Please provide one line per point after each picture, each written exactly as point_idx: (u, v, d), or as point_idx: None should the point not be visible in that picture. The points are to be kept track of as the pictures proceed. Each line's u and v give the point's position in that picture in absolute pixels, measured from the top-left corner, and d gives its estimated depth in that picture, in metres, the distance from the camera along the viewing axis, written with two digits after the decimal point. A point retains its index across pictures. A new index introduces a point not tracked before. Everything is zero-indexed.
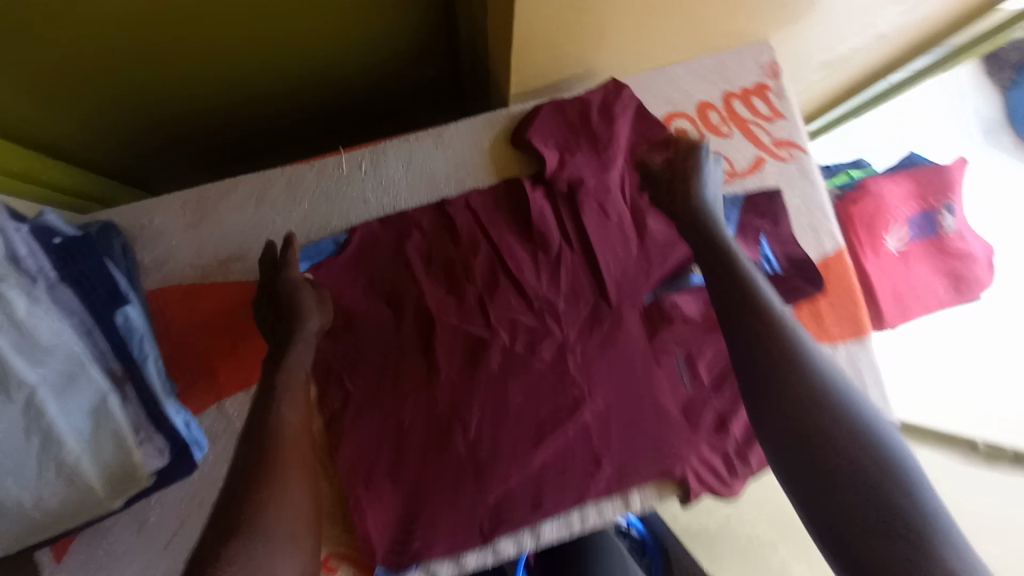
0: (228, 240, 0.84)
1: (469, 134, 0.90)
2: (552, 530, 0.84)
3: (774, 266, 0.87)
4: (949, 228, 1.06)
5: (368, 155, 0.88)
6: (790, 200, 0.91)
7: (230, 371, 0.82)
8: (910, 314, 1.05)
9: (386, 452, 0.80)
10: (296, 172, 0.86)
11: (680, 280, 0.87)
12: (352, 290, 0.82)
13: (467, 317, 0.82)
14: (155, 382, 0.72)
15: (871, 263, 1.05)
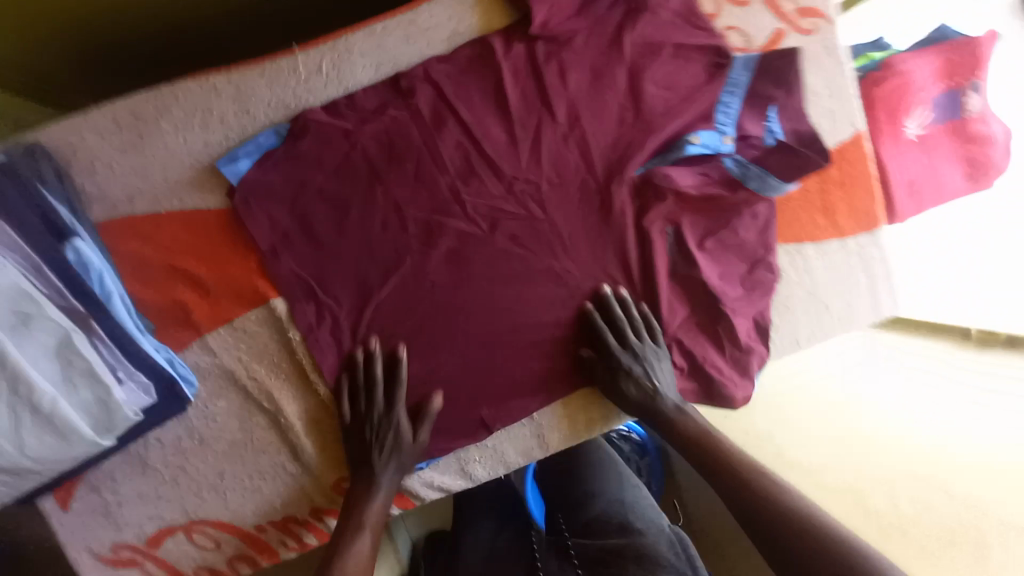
0: (172, 158, 0.74)
1: (443, 20, 0.80)
2: (560, 441, 0.86)
3: (778, 135, 0.81)
4: (973, 110, 0.97)
5: (328, 54, 0.78)
6: (808, 80, 0.82)
7: (204, 306, 0.76)
8: (921, 205, 1.00)
9: (372, 372, 0.79)
10: (244, 80, 0.75)
11: (674, 149, 0.81)
12: (316, 201, 0.76)
13: (440, 215, 0.78)
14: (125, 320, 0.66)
15: (887, 153, 0.97)
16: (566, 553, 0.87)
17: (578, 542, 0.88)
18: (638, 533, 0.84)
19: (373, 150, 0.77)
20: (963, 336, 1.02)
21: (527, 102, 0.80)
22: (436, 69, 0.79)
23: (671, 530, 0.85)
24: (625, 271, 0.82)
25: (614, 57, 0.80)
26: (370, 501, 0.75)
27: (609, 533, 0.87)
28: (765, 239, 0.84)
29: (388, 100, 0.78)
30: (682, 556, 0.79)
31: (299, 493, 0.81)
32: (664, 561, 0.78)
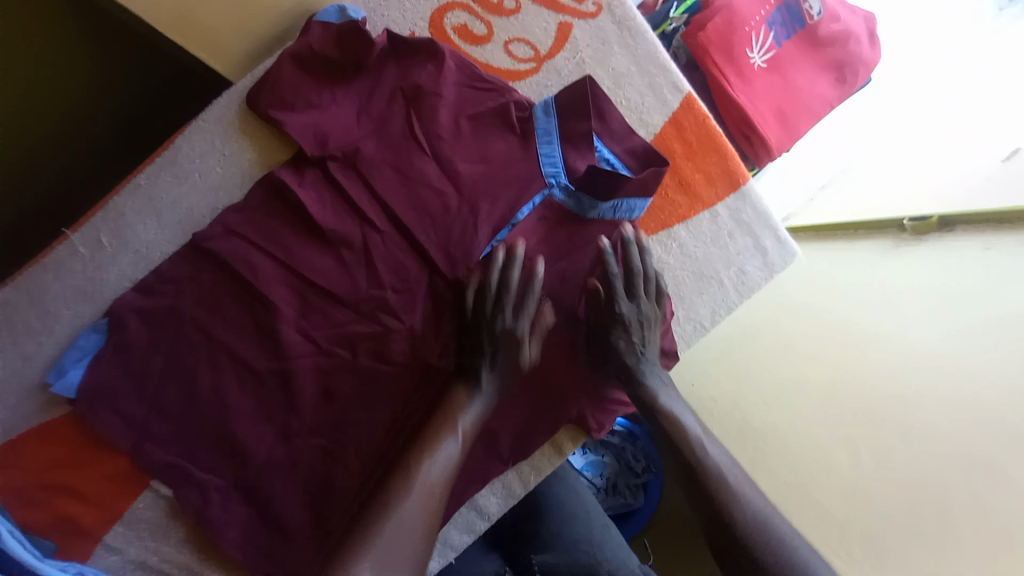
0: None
1: (214, 153, 0.70)
2: (497, 504, 0.83)
3: (611, 160, 0.74)
4: (816, 15, 0.91)
5: (105, 225, 0.69)
6: (615, 61, 0.75)
7: (91, 511, 0.73)
8: (796, 131, 0.93)
9: (280, 531, 0.75)
10: (34, 281, 0.69)
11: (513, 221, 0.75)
12: (154, 379, 0.71)
13: (288, 342, 0.72)
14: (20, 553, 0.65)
15: (741, 92, 0.89)
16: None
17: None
18: None
19: (196, 310, 0.70)
20: (900, 229, 1.06)
21: (333, 209, 0.71)
22: (224, 200, 0.70)
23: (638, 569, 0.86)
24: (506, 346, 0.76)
25: (403, 117, 0.71)
26: None
27: None
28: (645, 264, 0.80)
29: (186, 251, 0.70)
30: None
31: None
32: None
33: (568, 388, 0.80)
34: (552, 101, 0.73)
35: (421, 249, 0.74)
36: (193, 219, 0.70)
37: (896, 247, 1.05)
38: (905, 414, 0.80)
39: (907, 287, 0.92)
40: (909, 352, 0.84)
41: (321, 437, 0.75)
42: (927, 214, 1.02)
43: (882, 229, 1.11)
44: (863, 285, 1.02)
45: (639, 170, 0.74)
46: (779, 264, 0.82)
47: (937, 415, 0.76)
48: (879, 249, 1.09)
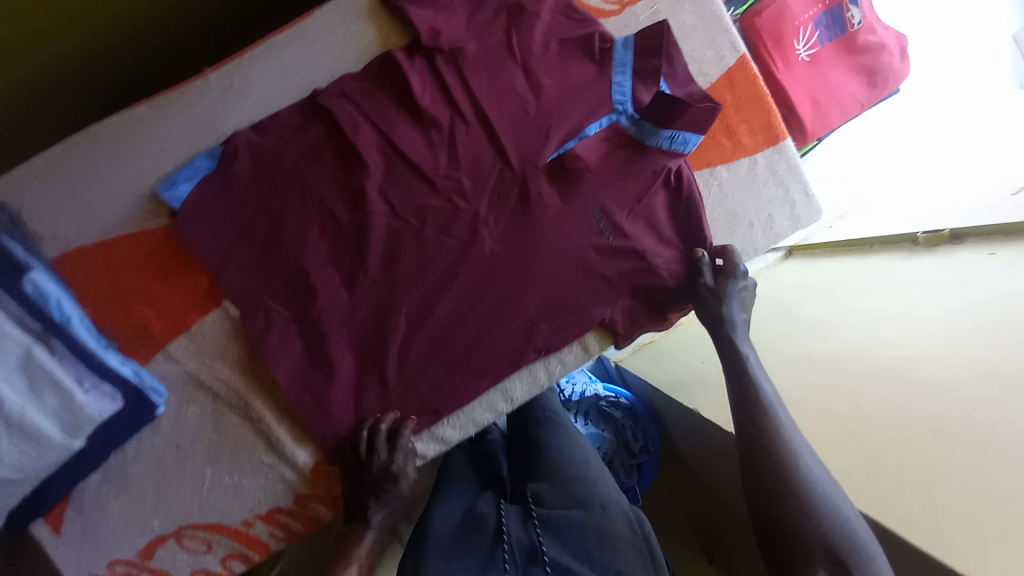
0: (113, 190, 0.81)
1: (341, 29, 0.82)
2: (522, 391, 0.89)
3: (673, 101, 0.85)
4: (856, 24, 1.05)
5: (237, 71, 0.82)
6: (687, 17, 0.88)
7: (160, 319, 0.81)
8: (828, 119, 1.05)
9: (325, 372, 0.82)
10: (168, 106, 0.81)
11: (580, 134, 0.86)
12: (250, 210, 0.80)
13: (370, 200, 0.82)
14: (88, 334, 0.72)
15: (784, 75, 1.03)
16: (529, 515, 0.88)
17: (539, 507, 0.89)
18: (598, 508, 0.90)
19: (299, 156, 0.81)
20: (913, 243, 1.11)
21: (432, 94, 0.83)
22: (342, 70, 0.83)
23: (629, 508, 0.93)
24: (556, 242, 0.86)
25: (505, 28, 0.84)
26: (363, 538, 0.81)
27: (569, 503, 0.90)
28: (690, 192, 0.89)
29: (302, 106, 0.81)
30: (636, 533, 0.89)
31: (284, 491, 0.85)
32: (623, 538, 0.87)
33: (605, 293, 0.88)
34: (630, 37, 0.85)
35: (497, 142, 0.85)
36: (313, 80, 0.82)
37: (907, 257, 1.09)
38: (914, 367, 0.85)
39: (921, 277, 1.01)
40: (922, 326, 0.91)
41: (378, 293, 0.84)
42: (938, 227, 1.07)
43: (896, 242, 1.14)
44: (875, 278, 1.08)
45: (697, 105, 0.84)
46: (805, 219, 0.92)
47: (943, 367, 0.83)
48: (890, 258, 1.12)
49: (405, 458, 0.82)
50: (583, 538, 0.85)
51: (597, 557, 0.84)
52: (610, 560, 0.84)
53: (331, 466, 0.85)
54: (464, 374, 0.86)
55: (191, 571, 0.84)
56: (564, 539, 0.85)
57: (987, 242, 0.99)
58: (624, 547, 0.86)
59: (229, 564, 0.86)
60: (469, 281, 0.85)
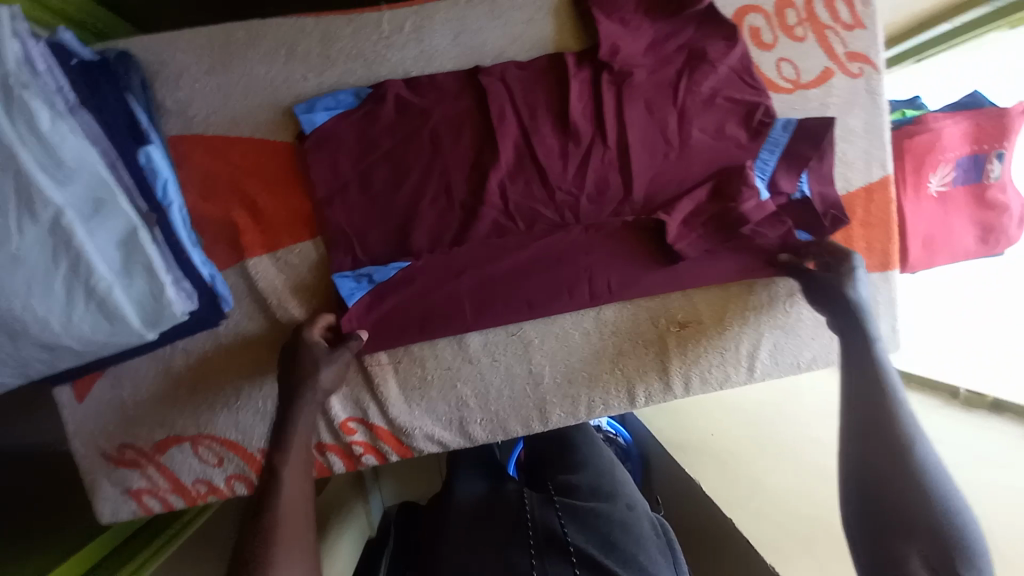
0: (249, 88, 0.77)
1: (524, 15, 0.80)
2: (559, 417, 0.88)
3: (807, 195, 0.84)
4: (993, 176, 1.03)
5: (413, 18, 0.79)
6: (853, 120, 0.86)
7: (254, 231, 0.79)
8: (932, 259, 1.05)
9: (389, 338, 0.82)
10: (330, 26, 0.78)
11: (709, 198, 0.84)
12: (373, 157, 0.79)
13: (490, 188, 0.81)
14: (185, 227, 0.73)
15: (910, 202, 1.02)
16: (550, 501, 0.87)
17: (563, 497, 0.88)
18: (624, 507, 0.87)
19: (441, 124, 0.79)
20: (952, 394, 1.07)
21: (586, 109, 0.81)
22: (510, 54, 0.80)
23: (652, 513, 0.89)
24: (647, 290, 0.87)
25: (680, 70, 0.82)
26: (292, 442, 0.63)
27: (595, 497, 0.88)
28: (789, 290, 0.88)
29: (459, 76, 0.79)
30: (659, 534, 0.85)
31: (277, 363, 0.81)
32: (648, 535, 0.83)
33: (672, 356, 0.89)
34: (796, 120, 0.83)
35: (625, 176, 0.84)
36: (480, 53, 0.80)
37: (942, 407, 1.06)
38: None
39: (958, 430, 0.99)
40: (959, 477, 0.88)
41: (465, 281, 0.83)
42: (985, 389, 1.04)
43: (936, 386, 1.10)
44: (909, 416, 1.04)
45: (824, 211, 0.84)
46: (884, 346, 0.91)
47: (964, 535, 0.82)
48: (928, 403, 1.07)
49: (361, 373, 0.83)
50: (607, 527, 0.81)
51: (621, 549, 0.78)
52: (635, 553, 0.78)
53: (359, 426, 0.84)
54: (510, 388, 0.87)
55: (195, 477, 0.85)
56: (588, 529, 0.81)
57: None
58: (651, 543, 0.82)
59: (232, 485, 0.85)
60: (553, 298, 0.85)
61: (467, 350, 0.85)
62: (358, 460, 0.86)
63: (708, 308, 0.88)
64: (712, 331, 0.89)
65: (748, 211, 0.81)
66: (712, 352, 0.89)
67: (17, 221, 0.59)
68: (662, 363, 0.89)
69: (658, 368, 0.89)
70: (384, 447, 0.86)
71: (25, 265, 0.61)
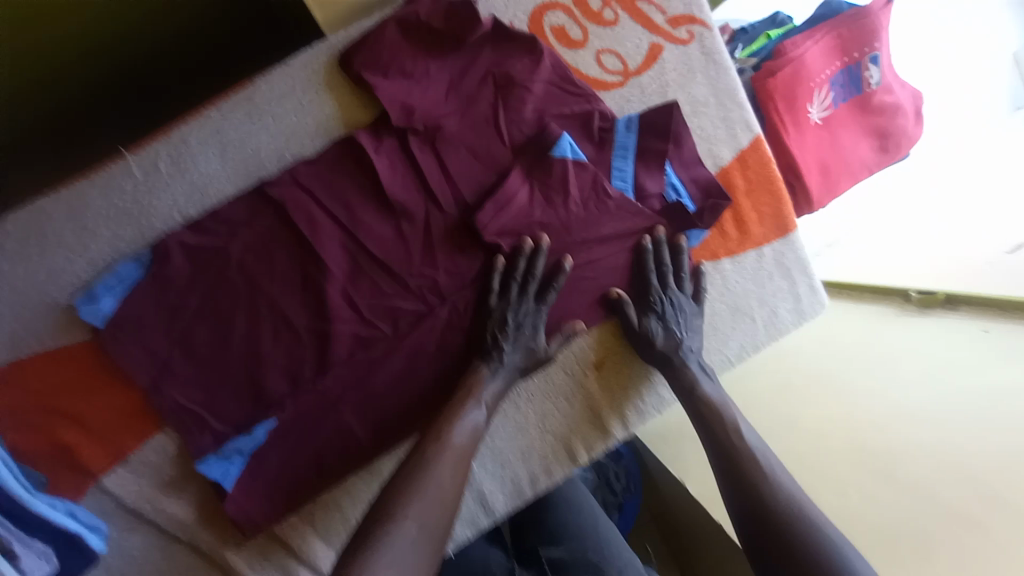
0: (20, 296, 0.67)
1: (296, 105, 0.69)
2: (503, 501, 0.82)
3: (677, 188, 0.75)
4: (874, 83, 0.95)
5: (164, 150, 0.67)
6: (698, 89, 0.77)
7: (91, 444, 0.70)
8: (838, 187, 0.97)
9: (285, 498, 0.73)
10: (79, 193, 0.66)
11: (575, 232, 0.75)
12: (185, 319, 0.68)
13: (329, 305, 0.70)
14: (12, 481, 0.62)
15: (795, 140, 0.94)
16: None
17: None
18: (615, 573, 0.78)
19: (248, 257, 0.68)
20: (905, 298, 0.92)
21: (404, 181, 0.70)
22: (297, 152, 0.69)
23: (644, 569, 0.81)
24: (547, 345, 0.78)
25: (493, 104, 0.71)
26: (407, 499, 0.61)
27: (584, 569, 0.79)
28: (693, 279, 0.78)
29: (248, 198, 0.68)
30: None
31: (187, 564, 0.74)
32: None
33: (598, 400, 0.82)
34: (635, 116, 0.74)
35: (474, 238, 0.73)
36: (263, 162, 0.69)
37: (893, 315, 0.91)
38: (873, 437, 0.74)
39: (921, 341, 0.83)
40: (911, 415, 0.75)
41: (343, 409, 0.73)
42: (936, 286, 0.88)
43: (887, 292, 0.96)
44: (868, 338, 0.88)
45: (703, 199, 0.76)
46: (809, 312, 0.84)
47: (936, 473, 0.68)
48: (876, 316, 0.93)
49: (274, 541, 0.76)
50: None
51: None
52: None
53: None
54: None
55: None
56: None
57: (981, 313, 0.81)
58: None
59: None
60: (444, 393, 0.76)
61: (380, 475, 0.78)
62: None
63: (615, 340, 0.81)
64: (631, 362, 0.82)
65: (610, 232, 0.74)
66: (638, 383, 0.83)
67: None
68: (591, 410, 0.82)
69: (589, 417, 0.82)
70: None
71: None
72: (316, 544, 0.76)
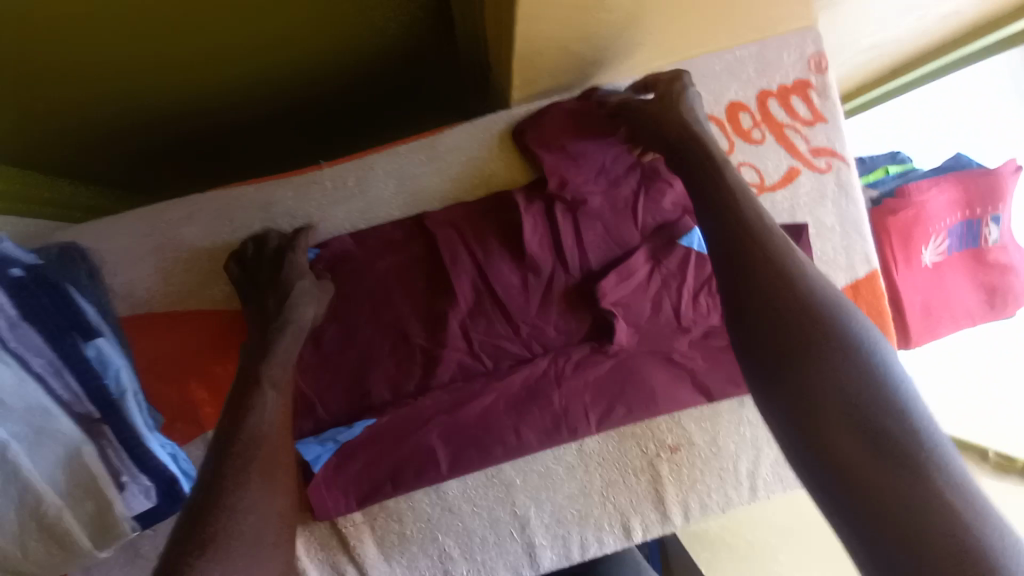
0: (201, 263, 0.78)
1: (467, 155, 0.79)
2: (550, 559, 0.82)
3: None
4: (992, 241, 0.97)
5: (354, 173, 0.78)
6: (824, 215, 0.82)
7: (212, 402, 0.78)
8: (939, 332, 0.98)
9: (359, 496, 0.78)
10: (273, 192, 0.78)
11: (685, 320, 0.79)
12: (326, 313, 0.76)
13: (448, 331, 0.77)
14: (137, 420, 0.69)
15: (903, 277, 0.98)
16: None
17: None
18: None
19: (393, 274, 0.76)
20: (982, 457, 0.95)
21: (542, 238, 0.77)
22: (459, 194, 0.79)
23: None
24: (631, 417, 0.81)
25: (636, 190, 0.78)
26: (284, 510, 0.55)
27: None
28: None
29: (408, 225, 0.78)
30: None
31: None
32: None
33: (665, 485, 0.83)
34: None
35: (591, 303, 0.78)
36: (428, 196, 0.78)
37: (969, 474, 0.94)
38: None
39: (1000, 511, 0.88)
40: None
41: (432, 429, 0.78)
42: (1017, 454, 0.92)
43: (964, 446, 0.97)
44: None
45: None
46: None
47: None
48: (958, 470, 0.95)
49: (334, 537, 0.80)
50: None
51: None
52: None
53: None
54: (488, 544, 0.81)
55: None
56: None
57: None
58: None
59: None
60: (522, 435, 0.80)
61: (444, 499, 0.81)
62: None
63: (695, 428, 0.83)
64: (706, 452, 0.83)
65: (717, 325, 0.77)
66: (708, 478, 0.83)
67: None
68: (656, 492, 0.83)
69: (651, 498, 0.83)
70: None
71: None
72: (370, 548, 0.80)
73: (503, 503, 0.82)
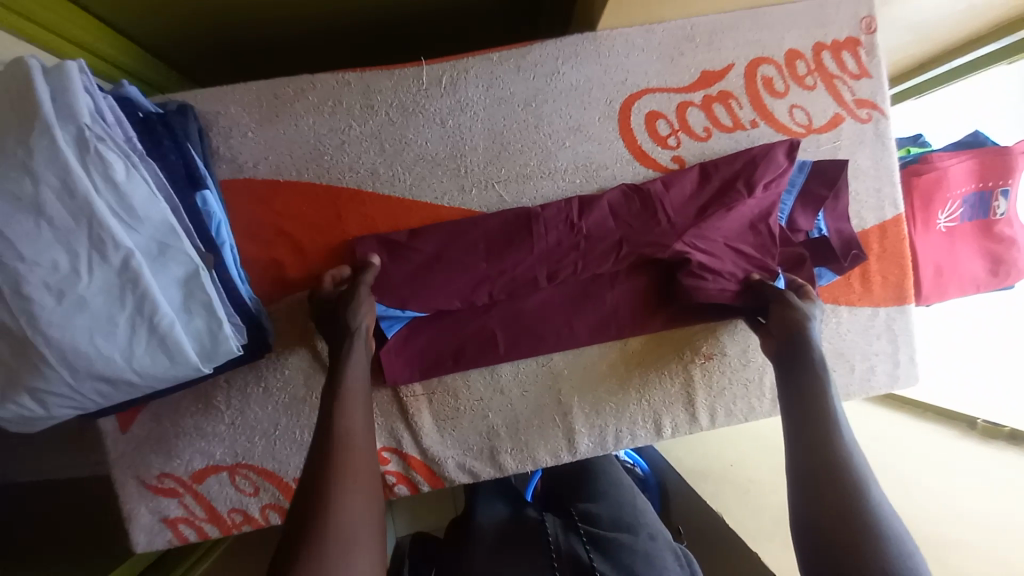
0: (300, 137, 0.83)
1: (555, 66, 0.86)
2: (587, 446, 0.91)
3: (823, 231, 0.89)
4: (1000, 213, 1.07)
5: (450, 71, 0.84)
6: (861, 160, 0.91)
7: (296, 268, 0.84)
8: (946, 291, 1.08)
9: (422, 365, 0.86)
10: (375, 80, 0.83)
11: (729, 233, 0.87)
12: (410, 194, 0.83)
13: (519, 223, 0.84)
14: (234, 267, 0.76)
15: (920, 236, 1.06)
16: (574, 527, 0.78)
17: (587, 525, 0.79)
18: (647, 537, 0.78)
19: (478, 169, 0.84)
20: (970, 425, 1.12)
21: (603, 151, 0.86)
22: (543, 102, 0.86)
23: (674, 544, 0.81)
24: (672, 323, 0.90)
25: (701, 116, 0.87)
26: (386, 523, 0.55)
27: (617, 526, 0.79)
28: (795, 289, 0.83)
29: (496, 128, 0.85)
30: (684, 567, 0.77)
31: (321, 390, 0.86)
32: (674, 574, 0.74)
33: (697, 388, 0.91)
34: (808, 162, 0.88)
35: (652, 211, 0.85)
36: (516, 102, 0.85)
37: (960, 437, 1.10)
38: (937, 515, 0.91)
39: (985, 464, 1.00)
40: (953, 509, 0.93)
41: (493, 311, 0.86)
42: (1001, 421, 1.08)
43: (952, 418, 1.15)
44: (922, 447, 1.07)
45: (846, 248, 0.87)
46: (903, 379, 0.94)
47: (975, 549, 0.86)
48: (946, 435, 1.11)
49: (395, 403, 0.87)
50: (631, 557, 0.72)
51: None
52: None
53: (393, 455, 0.88)
54: (533, 427, 0.89)
55: (230, 507, 0.88)
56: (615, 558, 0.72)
57: None
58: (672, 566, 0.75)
59: (267, 514, 0.89)
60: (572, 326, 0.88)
61: (498, 381, 0.88)
62: (391, 489, 0.90)
63: (726, 337, 0.91)
64: (736, 360, 0.92)
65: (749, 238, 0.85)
66: (736, 387, 0.92)
67: (87, 261, 0.61)
68: (687, 393, 0.91)
69: (682, 398, 0.91)
70: (415, 478, 0.90)
71: (91, 311, 0.63)
72: (426, 417, 0.87)
73: (550, 389, 0.89)
